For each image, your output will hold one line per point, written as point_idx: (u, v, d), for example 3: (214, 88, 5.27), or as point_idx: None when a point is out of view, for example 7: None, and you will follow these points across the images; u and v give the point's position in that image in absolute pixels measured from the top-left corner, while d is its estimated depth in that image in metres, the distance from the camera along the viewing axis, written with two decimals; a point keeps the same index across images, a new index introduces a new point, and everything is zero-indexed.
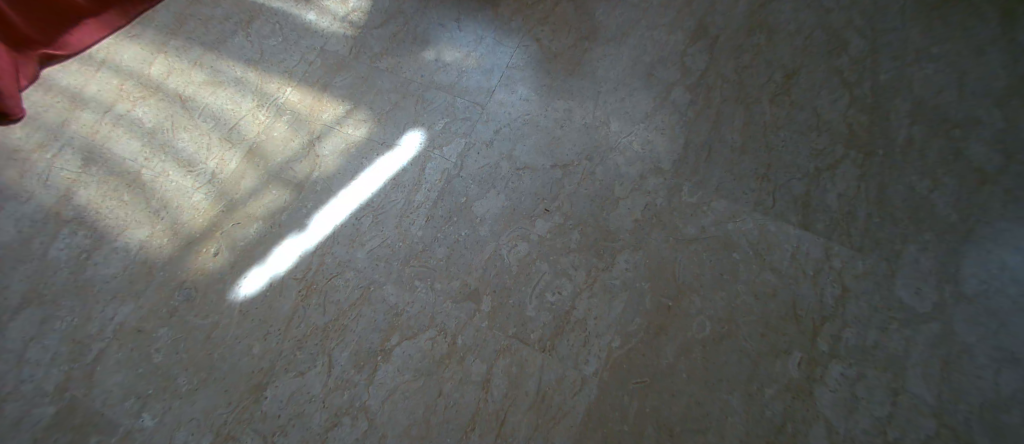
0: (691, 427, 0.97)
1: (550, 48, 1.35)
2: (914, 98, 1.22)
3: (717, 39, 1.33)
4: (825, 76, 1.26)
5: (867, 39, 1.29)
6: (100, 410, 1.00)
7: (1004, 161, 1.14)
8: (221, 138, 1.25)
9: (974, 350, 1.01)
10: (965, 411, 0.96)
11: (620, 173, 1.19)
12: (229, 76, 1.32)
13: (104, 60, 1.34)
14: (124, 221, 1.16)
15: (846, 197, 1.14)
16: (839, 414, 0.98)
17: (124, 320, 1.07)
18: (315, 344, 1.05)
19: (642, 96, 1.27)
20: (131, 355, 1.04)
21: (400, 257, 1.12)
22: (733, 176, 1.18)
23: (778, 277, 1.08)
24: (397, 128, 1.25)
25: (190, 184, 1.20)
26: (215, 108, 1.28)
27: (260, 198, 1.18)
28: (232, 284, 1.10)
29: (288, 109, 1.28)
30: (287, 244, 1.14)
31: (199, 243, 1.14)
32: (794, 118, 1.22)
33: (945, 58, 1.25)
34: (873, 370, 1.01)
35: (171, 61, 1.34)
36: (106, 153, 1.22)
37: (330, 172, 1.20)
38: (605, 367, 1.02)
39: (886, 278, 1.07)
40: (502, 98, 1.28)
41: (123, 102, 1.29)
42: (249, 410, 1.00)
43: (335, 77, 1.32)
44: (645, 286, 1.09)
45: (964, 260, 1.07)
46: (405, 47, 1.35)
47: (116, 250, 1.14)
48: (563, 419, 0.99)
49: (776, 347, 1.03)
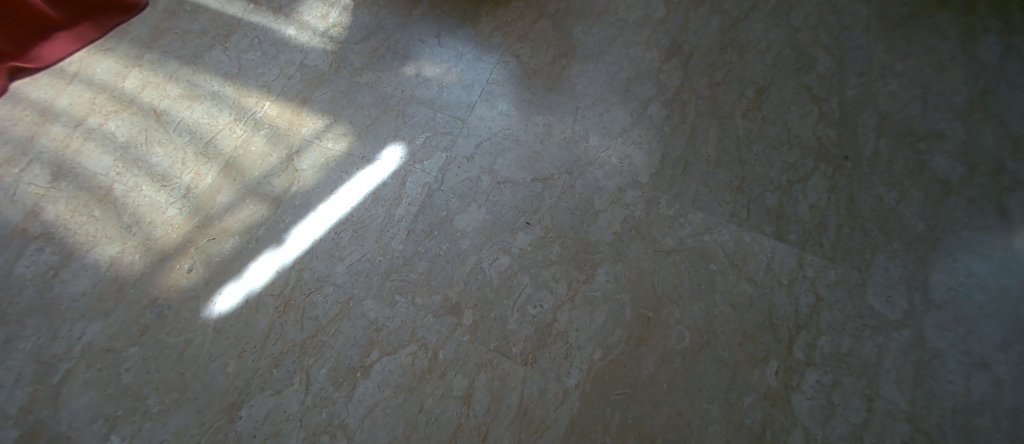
0: (672, 437, 0.98)
1: (529, 64, 1.37)
2: (880, 113, 1.27)
3: (691, 57, 1.37)
4: (795, 92, 1.31)
5: (835, 56, 1.34)
6: (66, 433, 0.96)
7: (966, 173, 1.19)
8: (196, 152, 1.23)
9: (944, 356, 1.04)
10: (937, 416, 0.99)
11: (599, 186, 1.21)
12: (206, 90, 1.31)
13: (76, 73, 1.32)
14: (94, 237, 1.13)
15: (818, 208, 1.17)
16: (816, 422, 0.99)
17: (92, 339, 1.04)
18: (292, 361, 1.03)
19: (619, 112, 1.30)
20: (99, 375, 1.01)
21: (380, 272, 1.11)
22: (709, 189, 1.20)
23: (754, 286, 1.10)
24: (377, 143, 1.25)
25: (163, 199, 1.18)
26: (191, 121, 1.26)
27: (237, 213, 1.16)
28: (206, 301, 1.08)
29: (266, 123, 1.27)
30: (263, 259, 1.12)
31: (172, 258, 1.12)
32: (766, 132, 1.26)
33: (908, 74, 1.30)
34: (848, 377, 1.03)
35: (146, 74, 1.32)
36: (76, 167, 1.19)
37: (309, 186, 1.19)
38: (587, 379, 1.03)
39: (858, 286, 1.10)
40: (482, 113, 1.29)
41: (95, 116, 1.26)
42: (224, 430, 0.97)
43: (315, 91, 1.31)
44: (625, 297, 1.10)
45: (933, 267, 1.11)
46: (385, 62, 1.36)
47: (85, 267, 1.10)
48: (546, 432, 0.98)
49: (754, 355, 1.05)
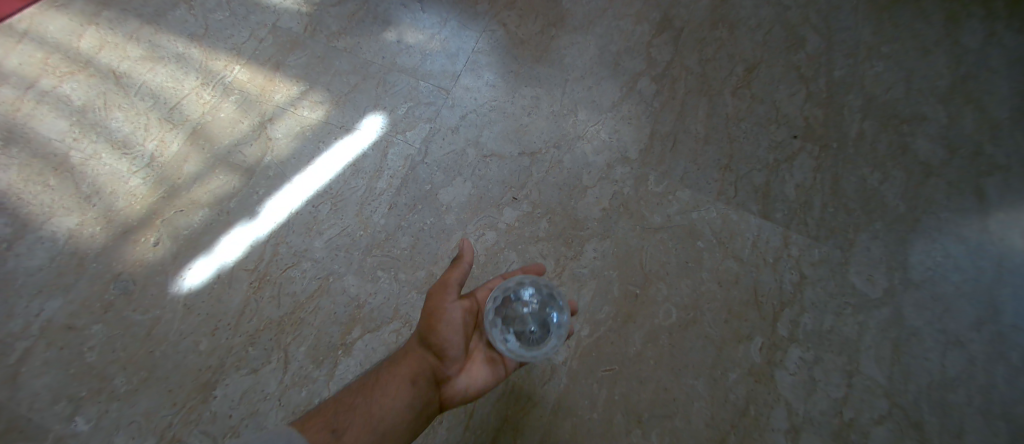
0: (658, 412, 1.00)
1: (516, 34, 1.28)
2: (865, 94, 1.24)
3: (682, 31, 1.29)
4: (784, 70, 1.26)
5: (823, 37, 1.29)
6: (27, 414, 0.93)
7: (947, 155, 1.19)
8: (160, 118, 1.15)
9: (922, 334, 1.06)
10: (914, 391, 1.02)
11: (588, 162, 1.17)
12: (170, 51, 1.20)
13: (27, 31, 1.18)
14: (50, 207, 1.05)
15: (803, 187, 1.16)
16: (799, 397, 1.01)
17: (52, 315, 0.99)
18: (269, 338, 1.00)
19: (609, 86, 1.24)
20: (60, 355, 0.97)
21: (361, 246, 1.07)
22: (698, 167, 1.17)
23: (739, 264, 1.10)
24: (357, 112, 1.18)
25: (125, 168, 1.10)
26: (154, 85, 1.17)
27: (206, 184, 1.10)
28: (175, 275, 1.03)
29: (236, 89, 1.19)
30: (235, 233, 1.07)
31: (136, 231, 1.06)
32: (755, 111, 1.22)
33: (894, 57, 1.27)
34: (829, 353, 1.04)
35: (103, 33, 1.20)
36: (29, 133, 1.10)
37: (284, 156, 1.13)
38: (575, 356, 1.03)
39: (840, 266, 1.11)
40: (467, 84, 1.22)
41: (48, 77, 1.15)
42: (197, 410, 0.95)
43: (290, 55, 1.22)
44: (612, 274, 1.08)
45: (913, 248, 1.12)
46: (365, 27, 1.25)
47: (42, 240, 1.03)
48: (533, 408, 1.00)
49: (739, 332, 1.05)
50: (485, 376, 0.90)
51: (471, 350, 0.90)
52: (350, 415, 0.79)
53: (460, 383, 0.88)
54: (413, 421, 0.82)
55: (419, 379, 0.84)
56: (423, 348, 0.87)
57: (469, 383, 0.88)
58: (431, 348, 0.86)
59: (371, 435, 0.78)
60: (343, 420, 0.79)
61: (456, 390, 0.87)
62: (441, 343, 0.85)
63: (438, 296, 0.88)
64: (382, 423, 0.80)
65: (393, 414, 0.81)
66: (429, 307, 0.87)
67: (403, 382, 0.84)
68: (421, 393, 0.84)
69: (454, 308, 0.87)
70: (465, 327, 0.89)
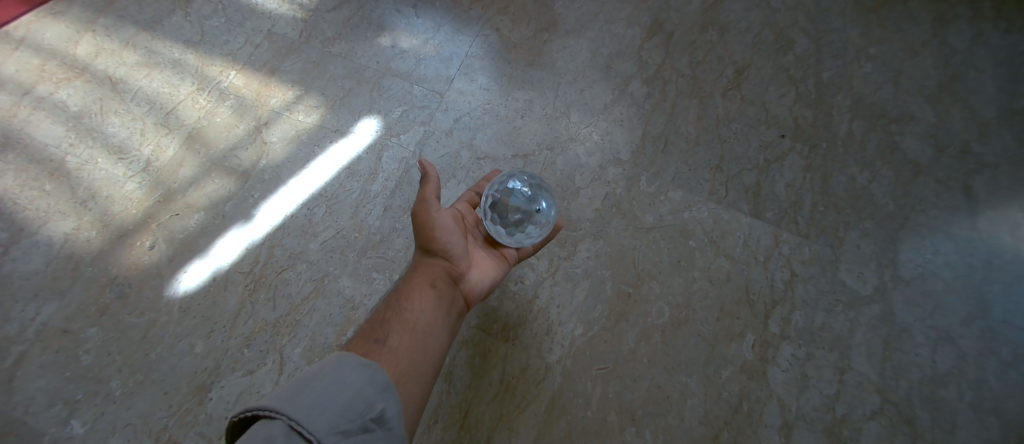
0: (651, 410, 1.01)
1: (509, 38, 1.28)
2: (854, 95, 1.26)
3: (672, 35, 1.30)
4: (773, 72, 1.27)
5: (812, 39, 1.30)
6: (23, 418, 0.94)
7: (936, 154, 1.20)
8: (156, 123, 1.15)
9: (912, 329, 1.08)
10: (905, 386, 1.04)
11: (580, 164, 1.18)
12: (166, 57, 1.21)
13: (24, 38, 1.19)
14: (46, 212, 1.06)
15: (793, 187, 1.17)
16: (790, 393, 1.03)
17: (48, 319, 1.00)
18: (264, 340, 1.01)
19: (600, 89, 1.25)
20: (56, 358, 0.98)
21: (356, 248, 1.08)
22: (689, 168, 1.18)
23: (731, 263, 1.11)
24: (351, 116, 1.19)
25: (121, 173, 1.11)
26: (150, 91, 1.18)
27: (201, 187, 1.11)
28: (171, 279, 1.04)
29: (232, 94, 1.19)
30: (231, 236, 1.08)
31: (132, 234, 1.07)
32: (745, 112, 1.23)
33: (882, 58, 1.28)
34: (820, 350, 1.06)
35: (100, 40, 1.20)
36: (25, 138, 1.11)
37: (279, 160, 1.14)
38: (569, 354, 1.04)
39: (831, 263, 1.12)
40: (461, 87, 1.23)
41: (45, 84, 1.16)
42: (193, 413, 0.96)
43: (285, 60, 1.23)
44: (606, 274, 1.09)
45: (902, 246, 1.14)
46: (359, 32, 1.26)
47: (37, 244, 1.04)
48: (527, 407, 1.00)
49: (731, 330, 1.07)
50: (495, 265, 0.94)
51: (472, 248, 0.93)
52: (387, 327, 0.80)
53: (476, 275, 0.91)
54: (447, 318, 0.85)
55: (437, 281, 0.86)
56: (429, 254, 0.89)
57: (483, 274, 0.91)
58: (437, 251, 0.88)
59: (415, 338, 0.80)
60: (383, 332, 0.79)
61: (474, 284, 0.90)
62: (444, 243, 0.87)
63: (421, 207, 0.88)
64: (420, 326, 0.81)
65: (426, 315, 0.83)
66: (417, 219, 0.87)
67: (423, 287, 0.85)
68: (444, 292, 0.86)
69: (441, 214, 0.88)
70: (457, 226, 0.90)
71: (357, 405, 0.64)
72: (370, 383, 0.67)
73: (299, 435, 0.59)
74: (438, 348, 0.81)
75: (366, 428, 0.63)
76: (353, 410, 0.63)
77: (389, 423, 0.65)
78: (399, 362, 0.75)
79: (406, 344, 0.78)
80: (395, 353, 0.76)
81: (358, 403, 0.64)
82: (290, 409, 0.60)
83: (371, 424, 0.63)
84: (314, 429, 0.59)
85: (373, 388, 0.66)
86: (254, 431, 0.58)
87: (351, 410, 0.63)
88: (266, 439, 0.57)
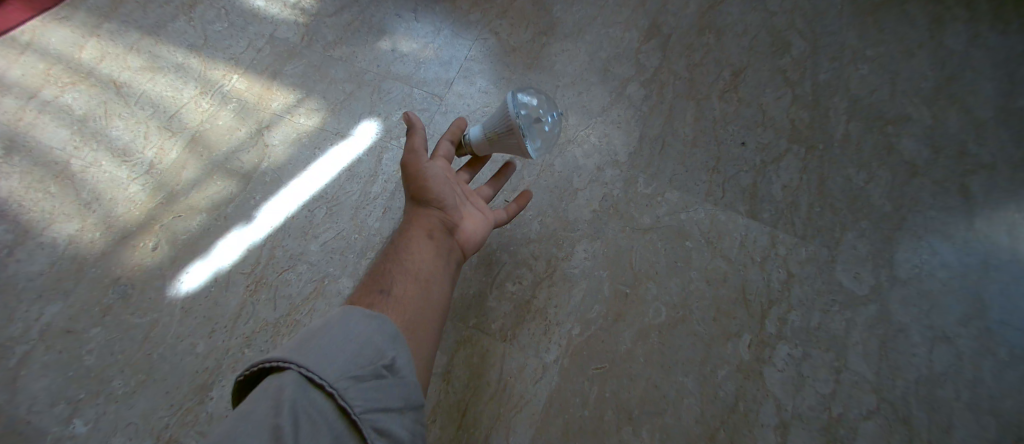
0: (649, 410, 1.02)
1: (507, 42, 1.30)
2: (850, 96, 1.26)
3: (669, 38, 1.31)
4: (769, 75, 1.28)
5: (809, 41, 1.31)
6: (26, 417, 0.95)
7: (932, 154, 1.21)
8: (159, 126, 1.17)
9: (910, 329, 1.08)
10: (902, 386, 1.05)
11: (578, 165, 1.18)
12: (170, 62, 1.22)
13: (29, 42, 1.21)
14: (50, 214, 1.08)
15: (790, 188, 1.18)
16: (787, 393, 1.04)
17: (51, 320, 1.01)
18: (264, 340, 1.02)
19: (598, 92, 1.26)
20: (60, 357, 0.99)
21: (356, 250, 1.09)
22: (686, 169, 1.19)
23: (728, 264, 1.12)
24: (352, 118, 1.20)
25: (125, 175, 1.12)
26: (153, 94, 1.19)
27: (203, 189, 1.12)
28: (173, 280, 1.06)
29: (234, 97, 1.21)
30: (233, 237, 1.09)
31: (135, 236, 1.08)
32: (741, 114, 1.24)
33: (877, 60, 1.29)
34: (817, 350, 1.07)
35: (105, 44, 1.22)
36: (30, 141, 1.13)
37: (281, 162, 1.16)
38: (566, 354, 1.05)
39: (827, 264, 1.13)
40: (460, 90, 1.24)
41: (50, 87, 1.17)
42: (194, 411, 0.97)
43: (286, 64, 1.24)
44: (603, 274, 1.10)
45: (898, 246, 1.14)
46: (360, 36, 1.28)
47: (42, 245, 1.06)
48: (525, 407, 1.01)
49: (728, 330, 1.07)
50: (485, 217, 0.96)
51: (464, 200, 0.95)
52: (389, 277, 0.80)
53: (470, 224, 0.93)
54: (446, 267, 0.86)
55: (436, 231, 0.88)
56: (421, 205, 0.89)
57: (475, 227, 0.93)
58: (429, 202, 0.89)
59: (419, 287, 0.80)
60: (385, 282, 0.79)
61: (470, 233, 0.92)
62: (438, 192, 0.89)
63: (411, 158, 0.88)
64: (423, 275, 0.82)
65: (428, 265, 0.84)
66: (408, 170, 0.88)
67: (421, 237, 0.86)
68: (443, 242, 0.88)
69: (432, 165, 0.90)
70: (449, 179, 0.93)
71: (367, 353, 0.65)
72: (379, 333, 0.68)
73: (312, 383, 0.60)
74: (442, 296, 0.83)
75: (378, 374, 0.64)
76: (363, 358, 0.64)
77: (401, 371, 0.66)
78: (407, 309, 0.76)
79: (411, 293, 0.79)
80: (401, 301, 0.77)
81: (368, 351, 0.65)
82: (301, 357, 0.61)
83: (383, 371, 0.64)
84: (324, 374, 0.60)
85: (382, 337, 0.67)
86: (267, 383, 0.60)
87: (361, 357, 0.64)
88: (278, 389, 0.59)
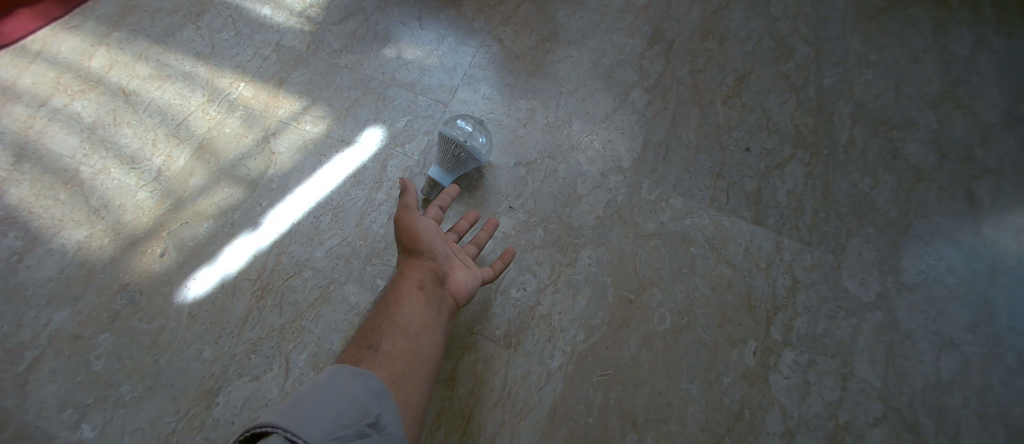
0: (654, 416, 1.02)
1: (511, 49, 1.30)
2: (855, 101, 1.26)
3: (672, 44, 1.31)
4: (773, 81, 1.28)
5: (812, 47, 1.31)
6: (34, 422, 0.96)
7: (939, 159, 1.20)
8: (167, 133, 1.18)
9: (916, 336, 1.08)
10: (909, 393, 1.04)
11: (582, 171, 1.19)
12: (178, 70, 1.24)
13: (39, 51, 1.22)
14: (60, 221, 1.09)
15: (795, 193, 1.18)
16: (793, 400, 1.03)
17: (60, 326, 1.02)
18: (270, 346, 1.03)
19: (602, 98, 1.26)
20: (68, 363, 1.00)
21: (361, 256, 1.10)
22: (690, 175, 1.19)
23: (732, 270, 1.12)
24: (357, 125, 1.21)
25: (134, 182, 1.14)
26: (161, 102, 1.20)
27: (210, 196, 1.13)
28: (180, 286, 1.07)
29: (241, 105, 1.22)
30: (239, 243, 1.10)
31: (143, 243, 1.09)
32: (745, 119, 1.24)
33: (882, 65, 1.29)
34: (823, 356, 1.06)
35: (114, 53, 1.24)
36: (40, 148, 1.14)
37: (287, 169, 1.17)
38: (570, 361, 1.05)
39: (833, 270, 1.12)
40: (464, 97, 1.25)
41: (60, 96, 1.19)
42: (200, 417, 0.98)
43: (292, 72, 1.25)
44: (608, 280, 1.10)
45: (904, 252, 1.14)
46: (365, 44, 1.29)
47: (52, 252, 1.07)
48: (529, 413, 1.01)
49: (732, 337, 1.07)
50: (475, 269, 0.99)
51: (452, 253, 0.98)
52: (378, 333, 0.82)
53: (458, 275, 0.95)
54: (436, 317, 0.88)
55: (424, 282, 0.90)
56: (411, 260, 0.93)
57: (464, 277, 0.95)
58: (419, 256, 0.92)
59: (409, 340, 0.82)
60: (375, 339, 0.81)
61: (458, 284, 0.94)
62: (425, 247, 0.93)
63: (405, 213, 0.94)
64: (411, 327, 0.84)
65: (417, 317, 0.86)
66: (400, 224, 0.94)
67: (410, 289, 0.88)
68: (432, 292, 0.90)
69: (423, 219, 0.95)
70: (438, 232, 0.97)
71: (352, 412, 0.66)
72: (365, 391, 0.69)
73: None
74: (432, 347, 0.85)
75: (361, 433, 0.65)
76: (348, 417, 0.65)
77: (386, 428, 0.68)
78: (395, 363, 0.78)
79: (399, 347, 0.81)
80: (391, 356, 0.79)
81: (353, 410, 0.66)
82: (286, 421, 0.62)
83: (367, 429, 0.66)
84: (309, 437, 0.61)
85: (368, 395, 0.69)
86: None
87: (346, 416, 0.65)
88: None
